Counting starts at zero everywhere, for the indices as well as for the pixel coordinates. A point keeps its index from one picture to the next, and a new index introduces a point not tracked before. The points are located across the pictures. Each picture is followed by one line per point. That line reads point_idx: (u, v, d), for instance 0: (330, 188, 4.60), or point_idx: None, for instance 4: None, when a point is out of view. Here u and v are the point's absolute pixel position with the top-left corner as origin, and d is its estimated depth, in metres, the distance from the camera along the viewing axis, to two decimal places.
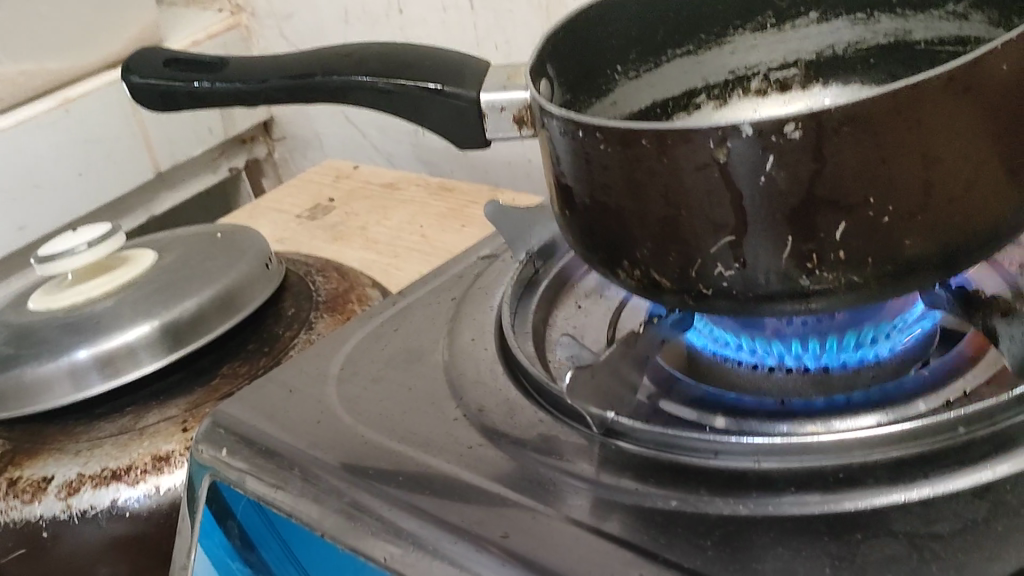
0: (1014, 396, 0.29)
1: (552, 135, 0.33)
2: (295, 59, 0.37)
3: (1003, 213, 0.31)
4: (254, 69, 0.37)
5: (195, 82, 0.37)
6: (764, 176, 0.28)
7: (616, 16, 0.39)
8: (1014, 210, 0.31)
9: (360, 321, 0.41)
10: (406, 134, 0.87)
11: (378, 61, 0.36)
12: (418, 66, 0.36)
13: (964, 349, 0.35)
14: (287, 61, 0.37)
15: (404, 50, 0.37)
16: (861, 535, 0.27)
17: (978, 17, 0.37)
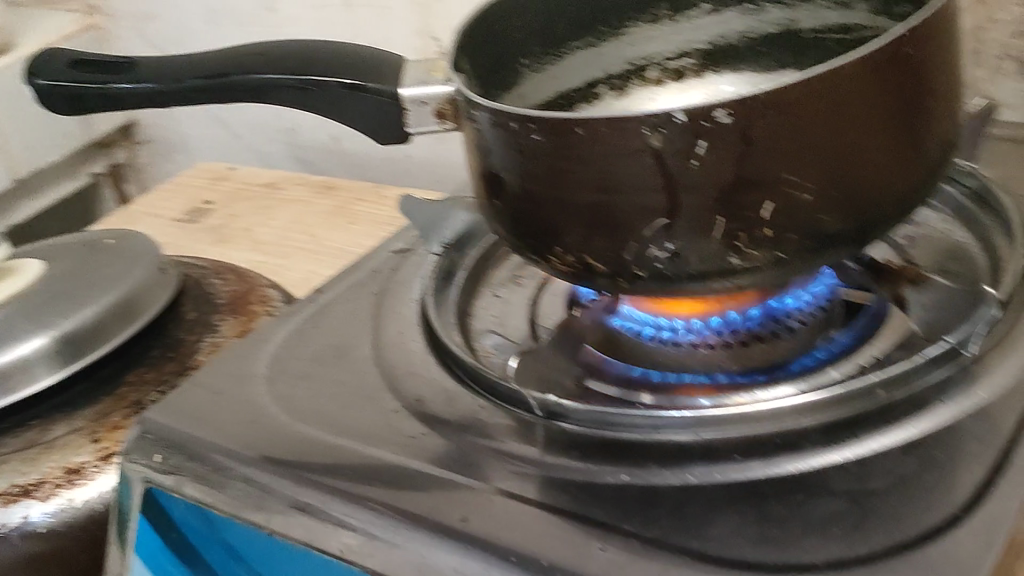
0: (925, 358, 0.32)
1: (480, 127, 0.33)
2: (209, 59, 0.37)
3: (906, 185, 0.33)
4: (168, 69, 0.36)
5: (107, 84, 0.36)
6: (695, 160, 0.29)
7: (522, 10, 0.40)
8: (912, 185, 0.33)
9: (279, 318, 0.41)
10: (278, 133, 0.87)
11: (296, 59, 0.36)
12: (336, 62, 0.36)
13: (871, 319, 0.37)
14: (201, 60, 0.37)
15: (319, 48, 0.37)
16: (803, 494, 0.29)
17: (860, 7, 0.39)
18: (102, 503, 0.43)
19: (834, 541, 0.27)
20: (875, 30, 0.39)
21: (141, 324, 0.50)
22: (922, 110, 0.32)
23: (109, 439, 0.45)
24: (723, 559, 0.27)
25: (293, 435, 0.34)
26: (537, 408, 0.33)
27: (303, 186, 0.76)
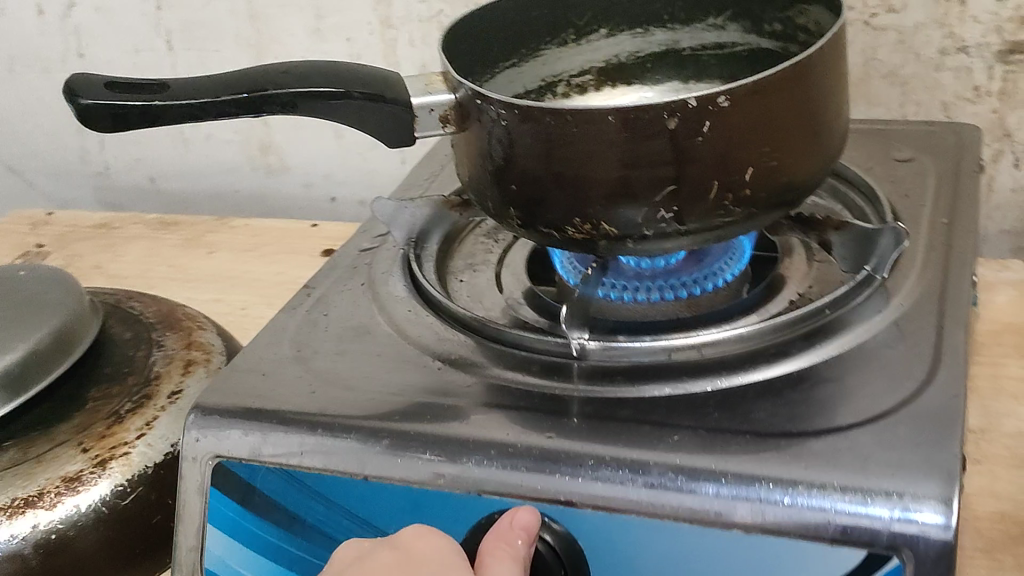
0: (857, 281, 0.43)
1: (502, 124, 0.40)
2: (238, 78, 0.41)
3: (824, 157, 0.43)
4: (204, 88, 0.40)
5: (149, 101, 0.39)
6: (700, 137, 0.38)
7: (472, 32, 0.47)
8: (828, 158, 0.43)
9: (284, 312, 0.45)
10: (85, 178, 0.87)
11: (321, 75, 0.41)
12: (356, 78, 0.42)
13: (783, 269, 0.48)
14: (232, 80, 0.41)
15: (333, 67, 0.42)
16: (808, 382, 0.38)
17: (734, 28, 0.50)
18: (105, 505, 0.45)
19: (846, 407, 0.36)
20: (750, 44, 0.50)
21: (72, 359, 0.51)
22: (834, 95, 0.42)
23: (100, 447, 0.47)
24: (774, 431, 0.36)
25: (362, 398, 0.40)
26: (571, 350, 0.41)
27: (139, 224, 0.78)
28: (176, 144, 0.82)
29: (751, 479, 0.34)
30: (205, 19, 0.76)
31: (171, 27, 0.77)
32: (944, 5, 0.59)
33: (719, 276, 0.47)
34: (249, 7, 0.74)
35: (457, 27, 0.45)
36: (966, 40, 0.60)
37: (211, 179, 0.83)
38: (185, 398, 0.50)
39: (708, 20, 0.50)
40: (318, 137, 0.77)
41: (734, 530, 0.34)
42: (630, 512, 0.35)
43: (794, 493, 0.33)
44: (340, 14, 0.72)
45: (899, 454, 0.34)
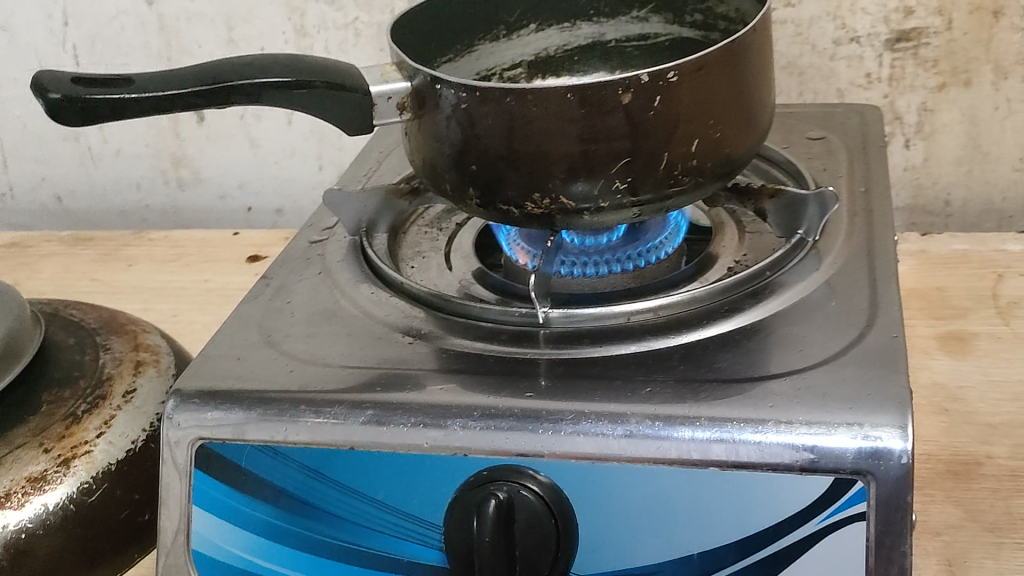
0: (793, 244, 0.46)
1: (461, 108, 0.42)
2: (201, 71, 0.42)
3: (759, 134, 0.47)
4: (170, 80, 0.41)
5: (119, 94, 0.40)
6: (652, 110, 0.41)
7: (414, 27, 0.49)
8: (761, 135, 0.47)
9: (245, 302, 0.46)
10: None
11: (282, 66, 0.42)
12: (318, 69, 0.43)
13: (718, 240, 0.51)
14: (197, 73, 0.42)
15: (293, 59, 0.43)
16: (762, 334, 0.41)
17: (657, 19, 0.54)
18: (73, 502, 0.45)
19: (802, 351, 0.40)
20: (671, 34, 0.53)
21: (25, 361, 0.49)
22: (765, 75, 0.46)
23: (62, 447, 0.46)
24: (737, 377, 0.39)
25: (340, 372, 0.41)
26: (537, 319, 0.43)
27: (51, 242, 0.76)
28: (82, 161, 0.80)
29: (724, 421, 0.36)
30: (111, 34, 0.74)
31: (76, 41, 0.75)
32: None
33: (660, 250, 0.50)
34: (159, 20, 0.73)
35: (406, 19, 0.48)
36: (857, 31, 0.65)
37: (119, 195, 0.81)
38: (139, 398, 0.49)
39: (632, 13, 0.54)
40: (233, 147, 0.77)
41: (711, 469, 0.36)
42: (612, 459, 0.37)
43: (765, 429, 0.36)
44: (252, 25, 0.72)
45: (856, 389, 0.37)
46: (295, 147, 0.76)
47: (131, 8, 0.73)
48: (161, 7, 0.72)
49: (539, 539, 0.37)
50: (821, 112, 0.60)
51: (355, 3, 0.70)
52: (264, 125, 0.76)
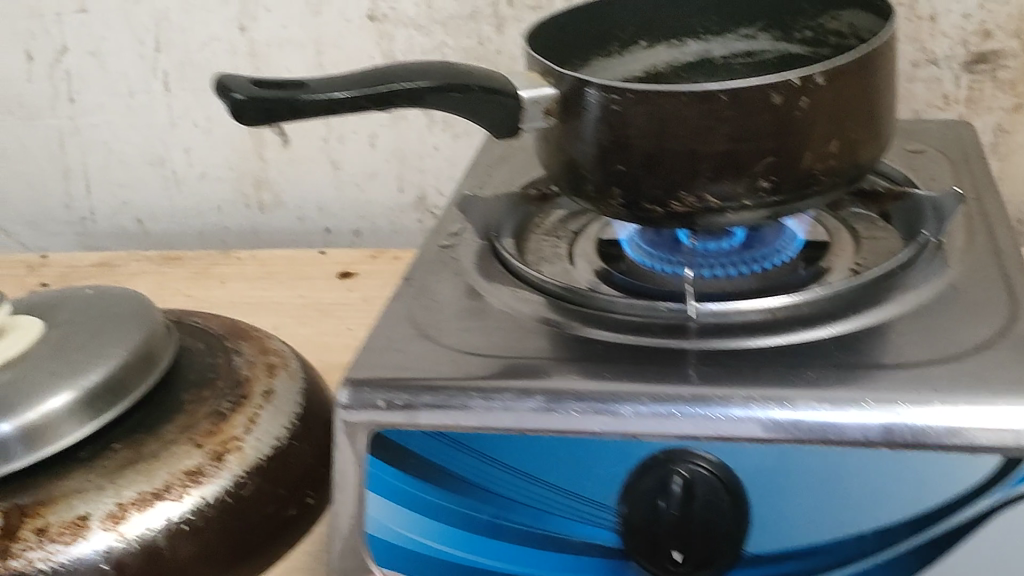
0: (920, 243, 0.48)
1: (613, 111, 0.45)
2: (370, 76, 0.44)
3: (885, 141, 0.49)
4: (341, 84, 0.43)
5: (296, 95, 0.42)
6: (799, 112, 0.43)
7: (545, 32, 0.52)
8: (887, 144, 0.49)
9: (393, 301, 0.48)
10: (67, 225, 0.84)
11: (447, 74, 0.44)
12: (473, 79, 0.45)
13: (834, 243, 0.53)
14: (365, 77, 0.44)
15: (460, 67, 0.45)
16: (909, 324, 0.43)
17: (764, 36, 0.57)
18: (229, 494, 0.46)
19: (952, 339, 0.41)
20: (779, 51, 0.57)
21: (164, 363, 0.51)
22: (893, 86, 0.48)
23: (213, 442, 0.47)
24: (895, 362, 0.40)
25: (502, 362, 0.43)
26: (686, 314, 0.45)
27: (141, 261, 0.76)
28: (167, 185, 0.80)
29: (890, 402, 0.38)
30: (201, 60, 0.76)
31: (167, 67, 0.76)
32: (915, 23, 0.67)
33: (781, 256, 0.51)
34: (251, 45, 0.75)
35: (537, 28, 0.51)
36: (935, 53, 0.68)
37: (198, 218, 0.82)
38: (278, 398, 0.51)
39: (740, 30, 0.57)
40: (314, 170, 0.78)
41: (881, 449, 0.37)
42: (783, 442, 0.38)
43: (933, 408, 0.37)
44: (340, 49, 0.74)
45: (1015, 373, 0.38)
46: (376, 169, 0.77)
47: (223, 34, 0.74)
48: (252, 32, 0.74)
49: (719, 514, 0.38)
50: (914, 128, 0.62)
51: (442, 28, 0.72)
52: (346, 147, 0.76)
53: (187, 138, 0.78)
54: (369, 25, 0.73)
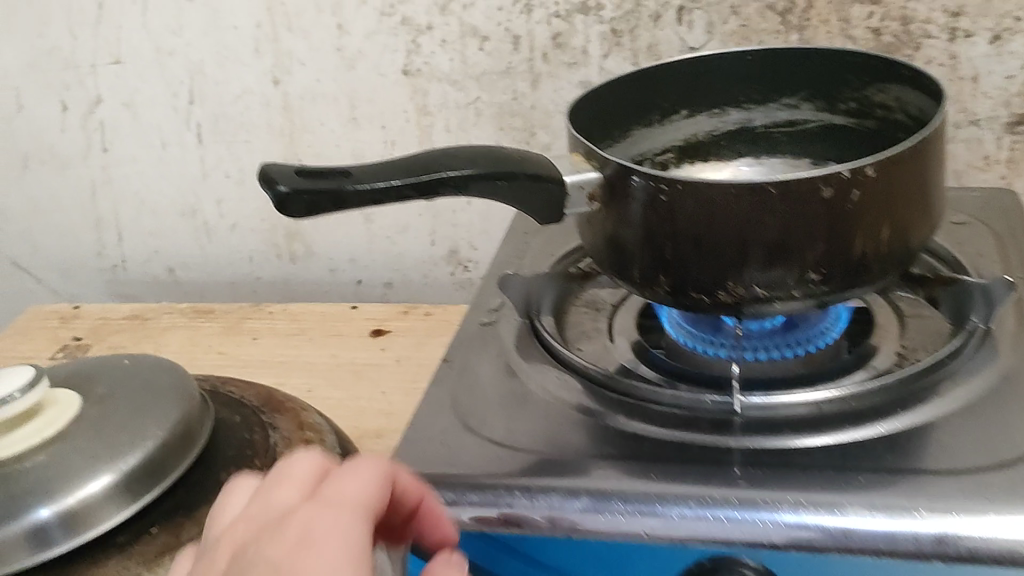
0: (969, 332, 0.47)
1: (659, 200, 0.44)
2: (413, 163, 0.44)
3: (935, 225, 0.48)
4: (386, 172, 0.43)
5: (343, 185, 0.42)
6: (849, 204, 0.43)
7: (584, 109, 0.52)
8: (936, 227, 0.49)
9: (433, 386, 0.47)
10: (99, 273, 0.84)
11: (490, 160, 0.44)
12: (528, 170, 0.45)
13: (880, 325, 0.52)
14: (409, 164, 0.44)
15: (501, 152, 0.45)
16: (961, 423, 0.42)
17: (808, 106, 0.56)
18: None
19: (1007, 442, 0.40)
20: (822, 121, 0.56)
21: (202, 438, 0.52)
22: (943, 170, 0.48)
23: None
24: (950, 467, 0.39)
25: (545, 458, 0.42)
26: (731, 408, 0.44)
27: (172, 314, 0.76)
28: (198, 236, 0.80)
29: (945, 512, 0.37)
30: (234, 112, 0.75)
31: (200, 119, 0.76)
32: (956, 83, 0.66)
33: (827, 335, 0.50)
34: (284, 99, 0.74)
35: (576, 106, 0.51)
36: (978, 114, 0.67)
37: (230, 268, 0.81)
38: None
39: (783, 100, 0.56)
40: (346, 224, 0.77)
41: (937, 562, 0.36)
42: (829, 551, 0.37)
43: (988, 520, 0.36)
44: (374, 104, 0.73)
45: None
46: (408, 223, 0.76)
47: (256, 87, 0.74)
48: (286, 86, 0.74)
49: None
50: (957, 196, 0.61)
51: (477, 84, 0.71)
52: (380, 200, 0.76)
53: (219, 190, 0.78)
54: (403, 80, 0.72)
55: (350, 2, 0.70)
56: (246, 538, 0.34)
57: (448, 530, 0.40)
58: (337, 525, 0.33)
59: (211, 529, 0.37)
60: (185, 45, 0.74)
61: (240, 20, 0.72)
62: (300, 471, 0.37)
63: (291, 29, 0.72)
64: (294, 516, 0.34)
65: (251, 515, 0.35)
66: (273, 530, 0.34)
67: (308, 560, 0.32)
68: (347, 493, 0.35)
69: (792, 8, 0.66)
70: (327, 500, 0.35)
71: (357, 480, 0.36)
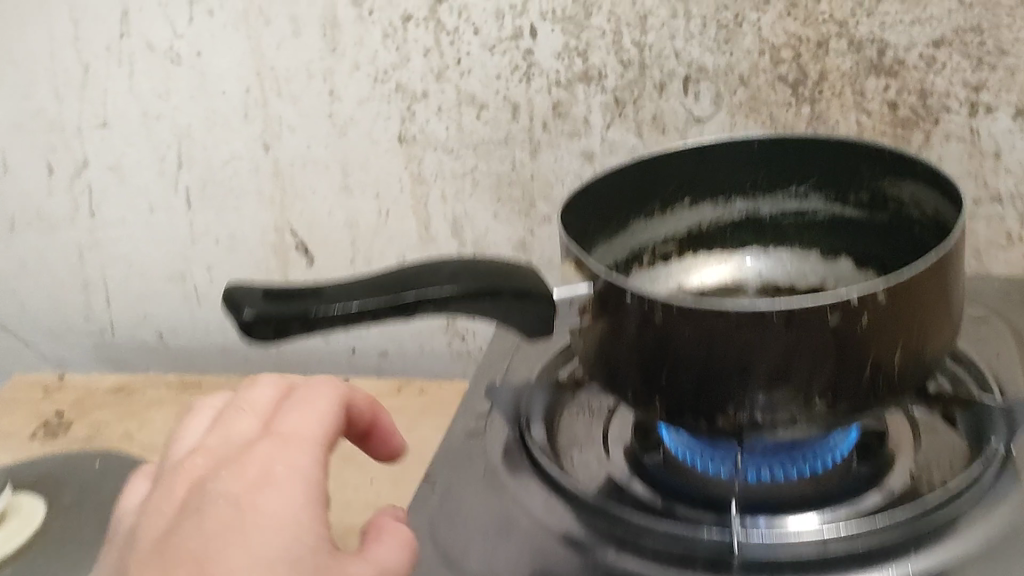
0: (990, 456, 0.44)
1: (655, 320, 0.41)
2: (387, 280, 0.42)
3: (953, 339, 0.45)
4: (356, 291, 0.41)
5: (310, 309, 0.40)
6: (858, 330, 0.40)
7: (578, 206, 0.48)
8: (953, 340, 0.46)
9: (415, 510, 0.45)
10: (87, 338, 0.82)
11: (470, 275, 0.42)
12: (516, 282, 0.42)
13: (894, 439, 0.48)
14: (382, 282, 0.42)
15: (482, 265, 0.43)
16: (981, 566, 0.38)
17: (817, 197, 0.53)
18: None
19: None
20: (833, 212, 0.53)
21: None
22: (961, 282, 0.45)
23: None
24: None
25: None
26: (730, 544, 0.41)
27: (159, 386, 0.73)
28: (189, 302, 0.78)
29: None
30: (224, 177, 0.73)
31: (189, 183, 0.74)
32: (977, 159, 0.63)
33: (833, 450, 0.46)
34: (275, 165, 0.72)
35: (570, 204, 0.47)
36: (1000, 192, 0.63)
37: (221, 334, 0.79)
38: None
39: (791, 190, 0.53)
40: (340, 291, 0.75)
41: None
42: None
43: None
44: (368, 171, 0.71)
45: None
46: None
47: (246, 152, 0.72)
48: (276, 152, 0.71)
49: None
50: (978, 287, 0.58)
51: (473, 152, 0.69)
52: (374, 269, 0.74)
53: (209, 255, 0.76)
54: (397, 148, 0.70)
55: (342, 68, 0.68)
56: (210, 469, 0.40)
57: (399, 442, 0.48)
58: (288, 456, 0.39)
59: (170, 454, 0.44)
60: (173, 109, 0.71)
61: (229, 85, 0.70)
62: (257, 403, 0.44)
63: (281, 94, 0.69)
64: (256, 451, 0.40)
65: (211, 447, 0.42)
66: (232, 460, 0.40)
67: (267, 491, 0.37)
68: (301, 428, 0.41)
69: (803, 80, 0.62)
70: (283, 435, 0.40)
71: (309, 403, 0.42)
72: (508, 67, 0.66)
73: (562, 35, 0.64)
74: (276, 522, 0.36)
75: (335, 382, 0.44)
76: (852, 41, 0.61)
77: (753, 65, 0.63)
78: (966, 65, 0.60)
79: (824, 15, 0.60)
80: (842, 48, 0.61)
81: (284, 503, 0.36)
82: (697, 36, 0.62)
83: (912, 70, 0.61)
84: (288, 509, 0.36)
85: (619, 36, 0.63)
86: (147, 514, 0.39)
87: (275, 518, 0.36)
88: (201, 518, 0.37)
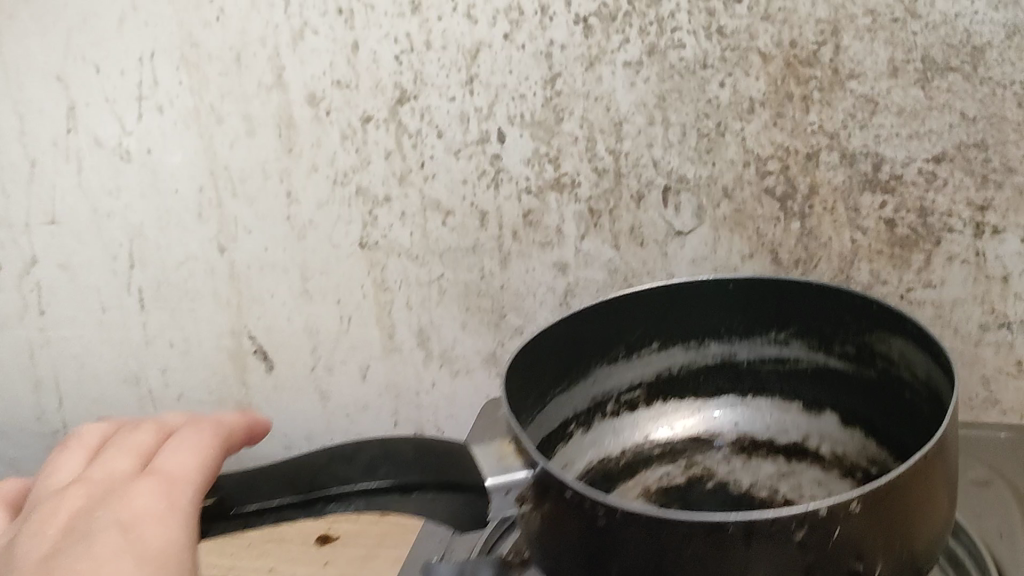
0: None
1: (599, 524, 0.37)
2: (313, 475, 0.42)
3: (944, 531, 0.40)
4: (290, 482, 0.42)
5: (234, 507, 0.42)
6: (829, 545, 0.35)
7: (526, 363, 0.45)
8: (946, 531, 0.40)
9: None
10: (39, 437, 0.77)
11: (392, 467, 0.42)
12: (427, 460, 0.42)
13: None
14: (307, 475, 0.42)
15: (405, 449, 0.43)
16: None
17: (797, 343, 0.49)
18: None
19: None
20: (816, 360, 0.49)
21: None
22: (952, 467, 0.40)
23: None
24: None
25: None
26: None
27: None
28: (143, 407, 0.74)
29: None
30: (179, 279, 0.68)
31: (142, 284, 0.69)
32: (983, 282, 0.57)
33: None
34: (231, 267, 0.67)
35: (514, 365, 0.44)
36: (1008, 317, 0.58)
37: None
38: None
39: (770, 334, 0.49)
40: (302, 397, 0.71)
41: None
42: None
43: None
44: (328, 276, 0.66)
45: None
46: (368, 402, 0.70)
47: (201, 254, 0.67)
48: (232, 254, 0.67)
49: None
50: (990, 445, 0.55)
51: (440, 260, 0.64)
52: (335, 378, 0.70)
53: (163, 357, 0.72)
54: (359, 253, 0.65)
55: (299, 170, 0.63)
56: (89, 503, 0.42)
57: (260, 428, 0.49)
58: (170, 496, 0.42)
59: (43, 482, 0.46)
60: (123, 207, 0.67)
61: (182, 185, 0.65)
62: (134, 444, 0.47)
63: (236, 195, 0.65)
64: (137, 488, 0.42)
65: (92, 480, 0.44)
66: (115, 497, 0.42)
67: (150, 524, 0.40)
68: (178, 462, 0.44)
69: (793, 194, 0.57)
70: (163, 469, 0.43)
71: (187, 444, 0.45)
72: (475, 172, 0.61)
73: (532, 141, 0.59)
74: (154, 558, 0.39)
75: (214, 421, 0.47)
76: (844, 153, 0.56)
77: (738, 176, 0.58)
78: (970, 183, 0.55)
79: (814, 127, 0.55)
80: (834, 162, 0.56)
81: (162, 536, 0.40)
82: (677, 145, 0.57)
83: (911, 187, 0.56)
84: (168, 546, 0.39)
85: (593, 143, 0.58)
86: (34, 533, 0.41)
87: (155, 547, 0.39)
88: (93, 544, 0.39)
